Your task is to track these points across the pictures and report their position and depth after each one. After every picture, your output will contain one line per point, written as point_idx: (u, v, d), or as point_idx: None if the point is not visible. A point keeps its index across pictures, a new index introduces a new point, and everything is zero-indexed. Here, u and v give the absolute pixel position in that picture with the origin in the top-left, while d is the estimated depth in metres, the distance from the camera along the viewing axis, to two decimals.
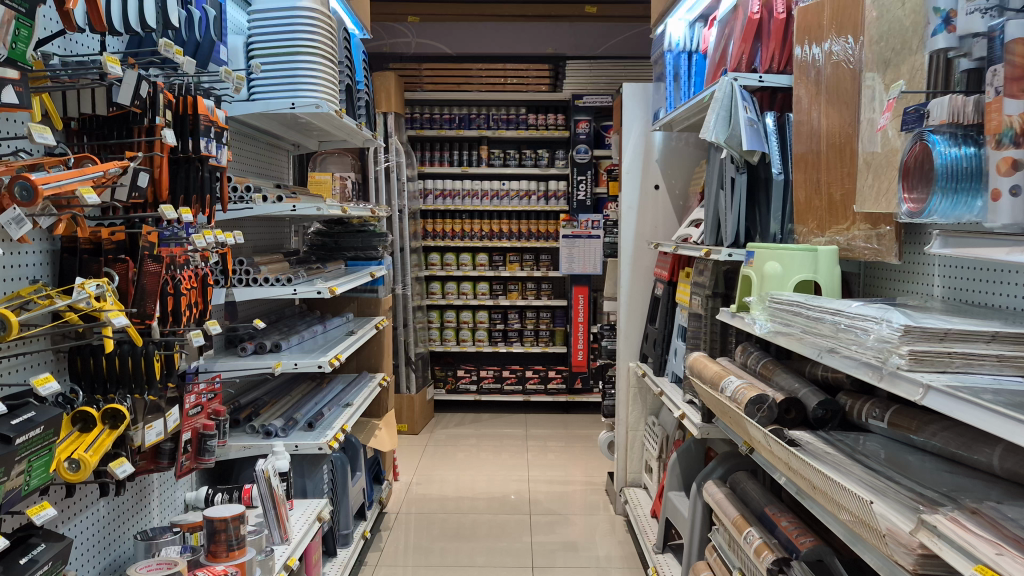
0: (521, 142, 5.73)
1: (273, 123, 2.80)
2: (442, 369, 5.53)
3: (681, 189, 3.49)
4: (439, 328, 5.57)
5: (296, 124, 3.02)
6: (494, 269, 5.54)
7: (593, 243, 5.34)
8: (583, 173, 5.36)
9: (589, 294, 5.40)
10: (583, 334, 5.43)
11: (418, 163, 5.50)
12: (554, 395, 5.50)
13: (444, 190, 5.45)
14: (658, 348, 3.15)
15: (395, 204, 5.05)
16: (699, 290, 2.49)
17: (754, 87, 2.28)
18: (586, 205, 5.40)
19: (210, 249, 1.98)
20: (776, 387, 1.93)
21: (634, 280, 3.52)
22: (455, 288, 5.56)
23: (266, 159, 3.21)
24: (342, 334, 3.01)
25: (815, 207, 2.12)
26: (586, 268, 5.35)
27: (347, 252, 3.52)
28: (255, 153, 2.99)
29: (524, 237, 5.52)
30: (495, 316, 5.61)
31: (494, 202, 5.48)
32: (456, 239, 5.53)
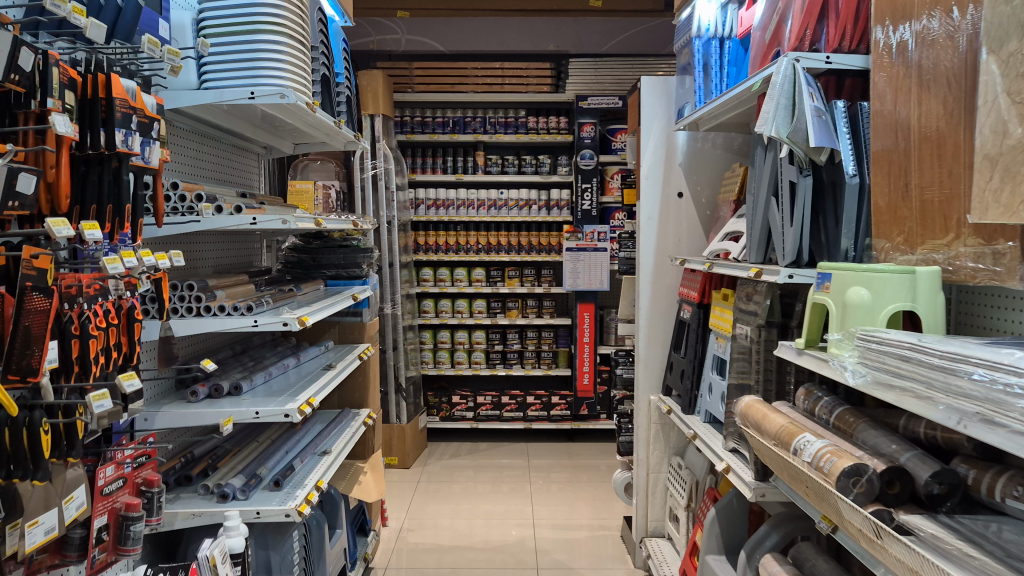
0: (520, 148, 5.32)
1: (231, 119, 2.35)
2: (435, 395, 5.08)
3: (708, 197, 3.07)
4: (432, 349, 5.14)
5: (262, 121, 2.57)
6: (491, 285, 5.11)
7: (598, 255, 4.92)
8: (588, 181, 4.94)
9: (595, 312, 4.96)
10: (588, 355, 5.00)
11: (409, 170, 5.07)
12: (558, 422, 5.06)
13: (437, 200, 5.04)
14: (688, 382, 2.72)
15: (384, 216, 4.62)
16: (748, 320, 2.06)
17: (820, 69, 1.85)
18: (591, 216, 4.99)
19: (138, 274, 1.55)
20: (868, 451, 1.49)
21: (655, 301, 3.10)
22: (449, 307, 5.13)
23: (230, 163, 2.76)
24: (318, 368, 2.57)
25: (903, 216, 1.69)
26: (592, 284, 4.92)
27: (327, 270, 3.10)
28: (212, 156, 2.54)
29: (524, 251, 5.10)
30: (493, 336, 5.17)
31: (492, 213, 5.07)
32: (450, 253, 5.11)
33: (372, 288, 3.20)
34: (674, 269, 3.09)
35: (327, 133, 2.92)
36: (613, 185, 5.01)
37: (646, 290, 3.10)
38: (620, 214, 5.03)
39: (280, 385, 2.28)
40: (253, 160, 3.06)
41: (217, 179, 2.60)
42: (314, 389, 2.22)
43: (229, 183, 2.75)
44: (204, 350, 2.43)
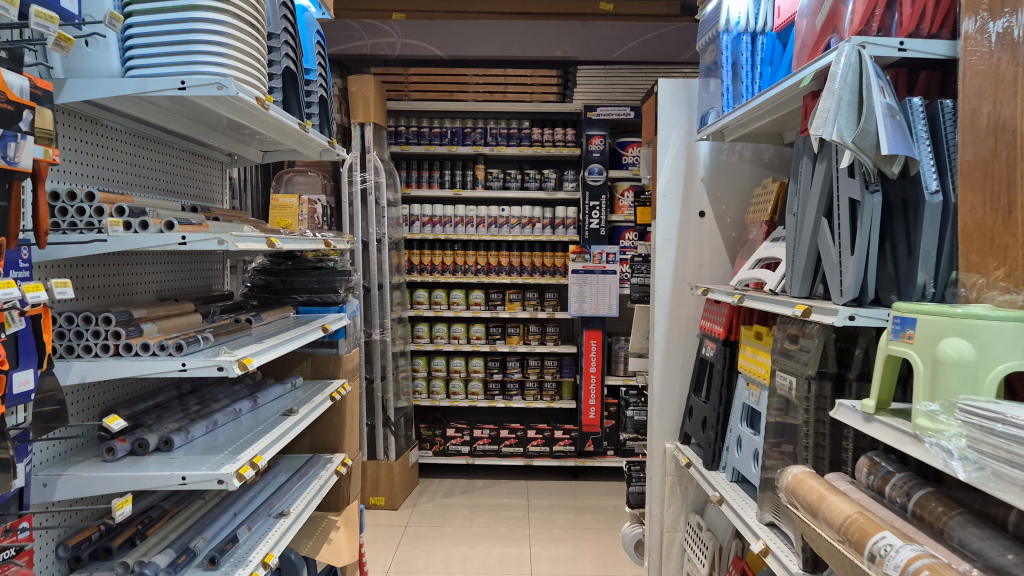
0: (523, 162, 4.96)
1: (171, 118, 1.99)
2: (428, 428, 4.69)
3: (733, 217, 2.69)
4: (425, 378, 4.77)
5: (214, 122, 2.20)
6: (490, 308, 4.74)
7: (608, 278, 4.60)
8: (597, 198, 4.57)
9: (603, 340, 4.60)
10: (595, 387, 4.63)
11: (403, 184, 4.72)
12: (561, 459, 4.67)
13: (434, 217, 4.68)
14: (711, 432, 2.33)
15: (374, 233, 4.24)
16: (792, 369, 1.69)
17: (889, 60, 1.47)
18: (599, 236, 4.60)
19: (7, 315, 1.21)
20: (978, 562, 1.09)
21: (672, 335, 2.71)
22: (445, 332, 4.74)
23: (180, 171, 2.40)
24: (276, 413, 2.20)
25: (1008, 244, 1.29)
26: (599, 309, 4.58)
27: (300, 293, 2.74)
28: (152, 163, 2.17)
29: (526, 272, 4.73)
30: (493, 363, 4.79)
31: (492, 231, 4.70)
32: (446, 275, 4.74)
33: (350, 315, 2.83)
34: (695, 299, 2.70)
35: (297, 140, 2.57)
36: (623, 204, 4.64)
37: (662, 323, 2.72)
38: (632, 233, 4.66)
39: (223, 438, 1.91)
40: (214, 171, 2.70)
41: (158, 189, 2.22)
42: (262, 445, 1.85)
43: (179, 196, 2.38)
44: (141, 392, 2.06)
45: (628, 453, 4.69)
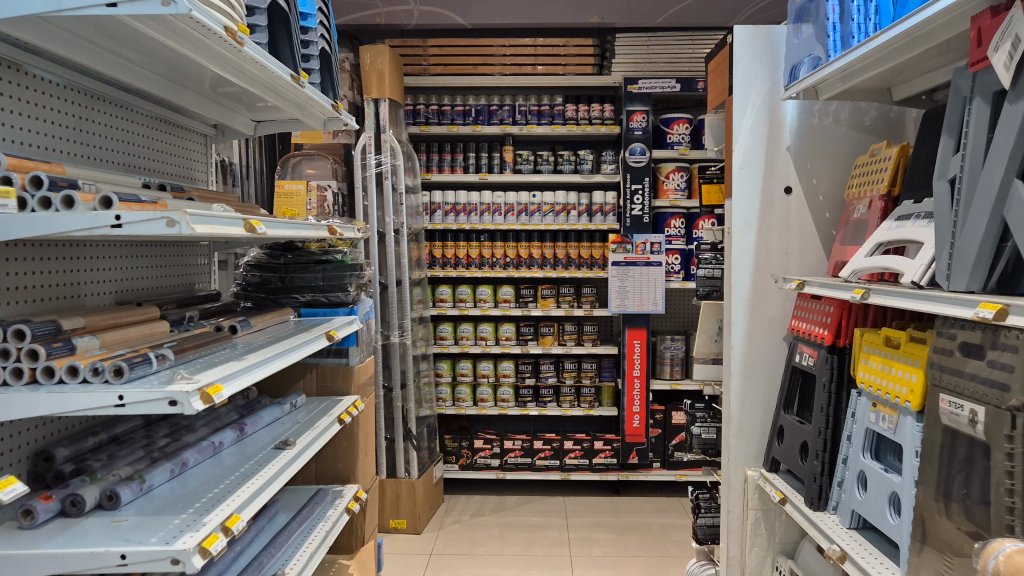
0: (555, 142, 4.49)
1: (113, 62, 1.54)
2: (453, 439, 4.24)
3: (826, 193, 2.20)
4: (450, 384, 4.33)
5: (181, 75, 1.75)
6: (521, 306, 4.30)
7: (653, 271, 4.14)
8: (639, 180, 4.11)
9: (647, 340, 4.16)
10: (639, 392, 4.18)
11: (422, 169, 4.27)
12: (601, 473, 4.21)
13: (458, 205, 4.26)
14: (817, 462, 1.83)
15: (389, 224, 3.76)
16: (975, 392, 1.20)
17: None
18: (642, 223, 4.15)
19: None
20: None
21: (752, 338, 2.23)
22: (471, 332, 4.32)
23: (144, 141, 1.95)
24: (267, 446, 1.73)
25: None
26: (643, 306, 4.13)
27: (303, 292, 2.28)
28: (101, 128, 1.72)
29: (561, 265, 4.27)
30: (524, 366, 4.32)
31: (523, 219, 4.28)
32: (471, 268, 4.30)
33: (363, 319, 2.37)
34: (780, 294, 2.22)
35: (295, 105, 2.13)
36: (668, 188, 4.16)
37: (739, 323, 2.24)
38: (680, 220, 4.16)
39: (190, 488, 1.44)
40: (195, 144, 2.25)
41: (118, 164, 1.79)
42: (239, 498, 1.38)
43: (143, 172, 1.94)
44: (94, 424, 1.61)
45: (677, 465, 4.21)
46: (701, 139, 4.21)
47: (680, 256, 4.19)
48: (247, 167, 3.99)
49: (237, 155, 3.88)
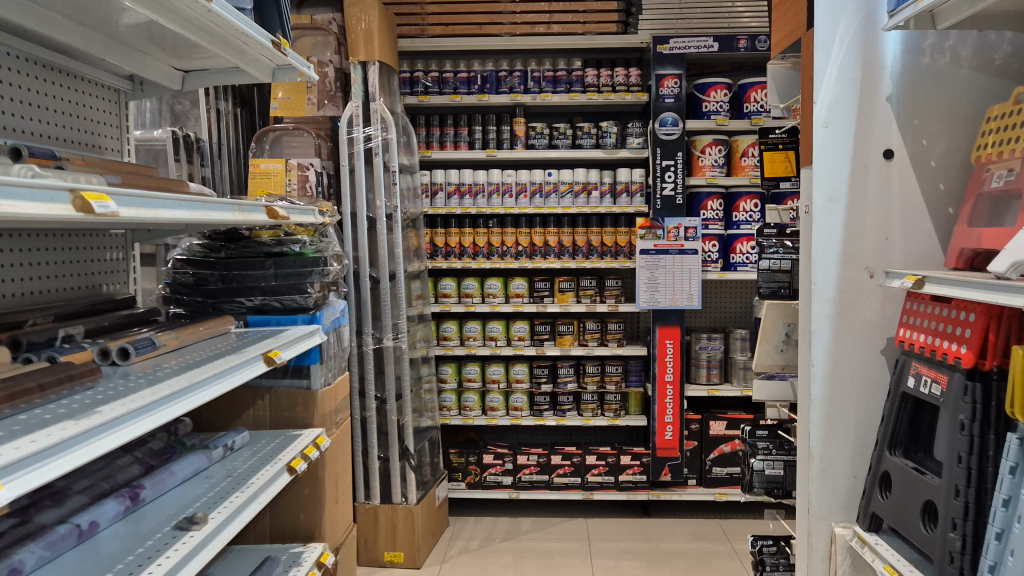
0: (573, 113, 3.95)
1: None
2: (458, 454, 3.73)
3: (940, 157, 1.64)
4: (455, 392, 3.82)
5: None
6: (535, 301, 3.77)
7: (688, 260, 3.64)
8: (671, 156, 3.60)
9: (682, 339, 3.66)
10: (672, 399, 3.67)
11: (421, 146, 3.75)
12: (629, 492, 3.68)
13: (462, 185, 3.75)
14: (955, 536, 1.29)
15: (379, 211, 3.22)
16: None
17: None
18: (675, 205, 3.63)
19: None
20: None
21: (840, 352, 1.69)
22: (479, 332, 3.79)
23: (10, 91, 1.43)
24: (168, 523, 1.21)
25: None
26: (676, 301, 3.63)
27: (251, 295, 1.78)
28: None
29: (581, 254, 3.76)
30: (540, 369, 3.79)
31: (537, 202, 3.75)
32: (479, 258, 3.80)
33: (337, 322, 1.90)
34: (878, 293, 1.67)
35: (227, 46, 1.59)
36: (704, 165, 3.66)
37: (823, 331, 1.69)
38: (717, 200, 3.65)
39: None
40: (104, 103, 1.74)
41: None
42: None
43: (8, 133, 1.43)
44: None
45: (716, 482, 3.70)
46: (742, 107, 3.65)
47: (718, 242, 3.70)
48: (218, 144, 3.48)
49: (206, 131, 3.37)
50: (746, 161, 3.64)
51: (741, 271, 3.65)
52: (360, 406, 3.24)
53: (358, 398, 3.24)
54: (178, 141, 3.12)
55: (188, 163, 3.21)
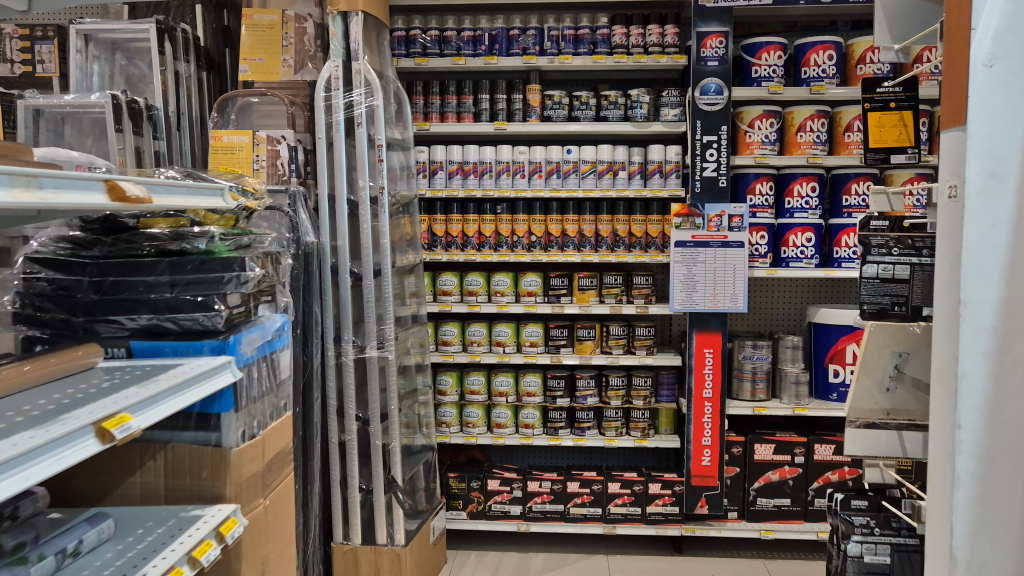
0: (597, 81, 3.39)
1: None
2: (459, 479, 3.21)
3: None
4: (457, 406, 3.30)
5: None
6: (550, 301, 3.23)
7: (733, 254, 3.07)
8: (714, 130, 3.04)
9: (724, 348, 3.10)
10: (712, 418, 3.12)
11: (418, 118, 3.21)
12: (658, 526, 3.15)
13: (465, 164, 3.22)
14: None
15: (363, 194, 2.67)
16: None
17: None
18: (717, 189, 3.06)
19: None
20: None
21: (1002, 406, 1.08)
22: (484, 335, 3.27)
23: None
24: None
25: None
26: (717, 303, 3.08)
27: (136, 312, 1.24)
28: None
29: (603, 246, 3.21)
30: (556, 381, 3.24)
31: (554, 183, 3.21)
32: (484, 251, 3.26)
33: (269, 345, 1.38)
34: None
35: None
36: (751, 141, 3.11)
37: (974, 375, 1.10)
38: (767, 181, 3.12)
39: None
40: None
41: None
42: None
43: None
44: None
45: (761, 516, 3.15)
46: (799, 72, 3.08)
47: (768, 233, 3.13)
48: (176, 114, 2.93)
49: (160, 98, 2.84)
50: (803, 137, 3.11)
51: (794, 267, 3.13)
52: (338, 427, 2.71)
53: (337, 418, 2.71)
54: (120, 107, 2.57)
55: (135, 134, 2.66)
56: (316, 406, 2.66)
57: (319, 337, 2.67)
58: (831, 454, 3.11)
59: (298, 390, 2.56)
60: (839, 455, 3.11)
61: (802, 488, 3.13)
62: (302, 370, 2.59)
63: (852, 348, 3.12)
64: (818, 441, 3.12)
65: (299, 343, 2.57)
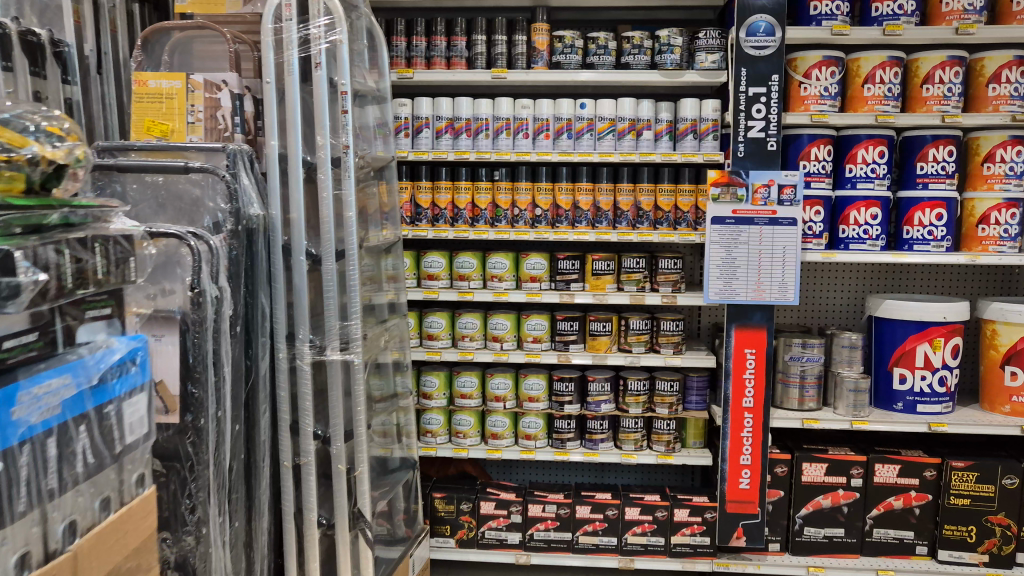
0: (616, 22, 2.81)
1: None
2: (446, 500, 2.68)
3: None
4: (445, 411, 2.77)
5: None
6: (558, 288, 2.68)
7: (782, 233, 2.50)
8: (762, 81, 2.46)
9: (769, 348, 2.55)
10: (753, 432, 2.59)
11: (400, 64, 2.64)
12: (684, 559, 2.63)
13: (456, 120, 2.66)
14: None
15: (322, 155, 2.10)
16: None
17: None
18: (765, 153, 2.49)
19: None
20: None
21: None
22: (478, 328, 2.72)
23: None
24: None
25: None
26: (761, 293, 2.53)
27: None
28: None
29: (622, 222, 2.65)
30: (563, 384, 2.69)
31: (563, 144, 2.64)
32: (478, 226, 2.69)
33: (91, 391, 0.91)
34: None
35: None
36: (806, 95, 2.54)
37: None
38: (825, 144, 2.57)
39: None
40: None
41: None
42: None
43: None
44: None
45: (809, 549, 2.62)
46: (867, 9, 2.50)
47: (824, 207, 2.59)
48: (95, 53, 2.36)
49: (72, 31, 2.27)
50: (870, 90, 2.53)
51: (855, 250, 2.58)
52: (292, 447, 2.17)
53: (291, 437, 2.18)
54: (9, 38, 1.98)
55: (33, 74, 2.09)
56: (263, 421, 2.13)
57: (267, 335, 2.13)
58: (896, 477, 2.56)
59: (238, 403, 2.03)
60: (905, 477, 2.56)
61: (858, 517, 2.59)
62: (245, 377, 2.06)
63: (923, 349, 2.58)
64: (880, 460, 2.57)
65: (240, 344, 2.04)
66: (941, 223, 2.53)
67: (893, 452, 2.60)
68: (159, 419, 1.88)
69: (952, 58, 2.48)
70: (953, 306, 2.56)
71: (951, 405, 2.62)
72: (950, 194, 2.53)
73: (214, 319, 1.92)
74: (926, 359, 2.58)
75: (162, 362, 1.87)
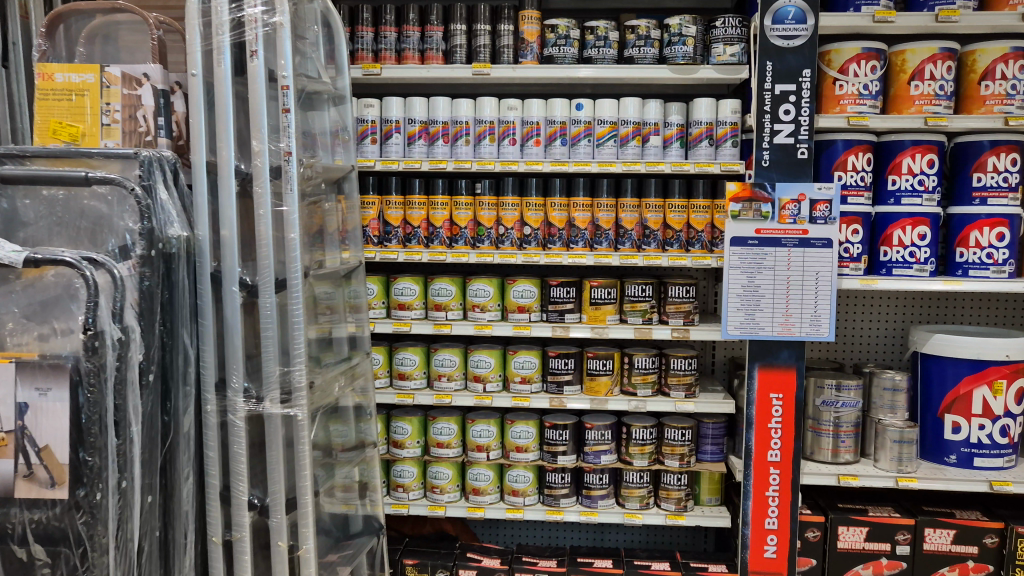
0: (618, 11, 2.44)
1: None
2: (419, 568, 2.29)
3: None
4: (419, 462, 2.39)
5: None
6: (550, 320, 2.29)
7: (816, 256, 2.12)
8: (790, 76, 2.10)
9: (799, 393, 2.16)
10: (781, 491, 2.19)
11: (367, 57, 2.27)
12: None
13: (431, 124, 2.28)
14: None
15: (259, 163, 1.72)
16: None
17: None
18: (794, 162, 2.11)
19: None
20: None
21: None
22: (458, 366, 2.35)
23: None
24: None
25: None
26: (790, 327, 2.14)
27: None
28: None
29: (624, 243, 2.27)
30: (557, 432, 2.31)
31: (556, 152, 2.26)
32: (456, 248, 2.31)
33: None
34: None
35: None
36: (842, 94, 2.17)
37: None
38: (864, 152, 2.19)
39: None
40: None
41: None
42: None
43: None
44: None
45: None
46: None
47: (863, 225, 2.21)
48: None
49: None
50: (917, 88, 2.16)
51: (899, 275, 2.21)
52: (222, 518, 1.78)
53: (221, 506, 1.78)
54: None
55: None
56: (187, 489, 1.74)
57: (190, 383, 1.74)
58: (950, 544, 2.17)
59: (154, 470, 1.64)
60: (960, 545, 2.17)
61: None
62: (163, 437, 1.66)
63: (981, 393, 2.19)
64: (930, 524, 2.18)
65: (155, 396, 1.63)
66: (1002, 245, 2.14)
67: (946, 514, 2.20)
68: (44, 494, 1.49)
69: (1017, 50, 2.10)
70: (1017, 343, 2.17)
71: (1013, 458, 2.23)
72: (1013, 211, 2.14)
73: (117, 367, 1.51)
74: (985, 405, 2.19)
75: (48, 423, 1.46)
